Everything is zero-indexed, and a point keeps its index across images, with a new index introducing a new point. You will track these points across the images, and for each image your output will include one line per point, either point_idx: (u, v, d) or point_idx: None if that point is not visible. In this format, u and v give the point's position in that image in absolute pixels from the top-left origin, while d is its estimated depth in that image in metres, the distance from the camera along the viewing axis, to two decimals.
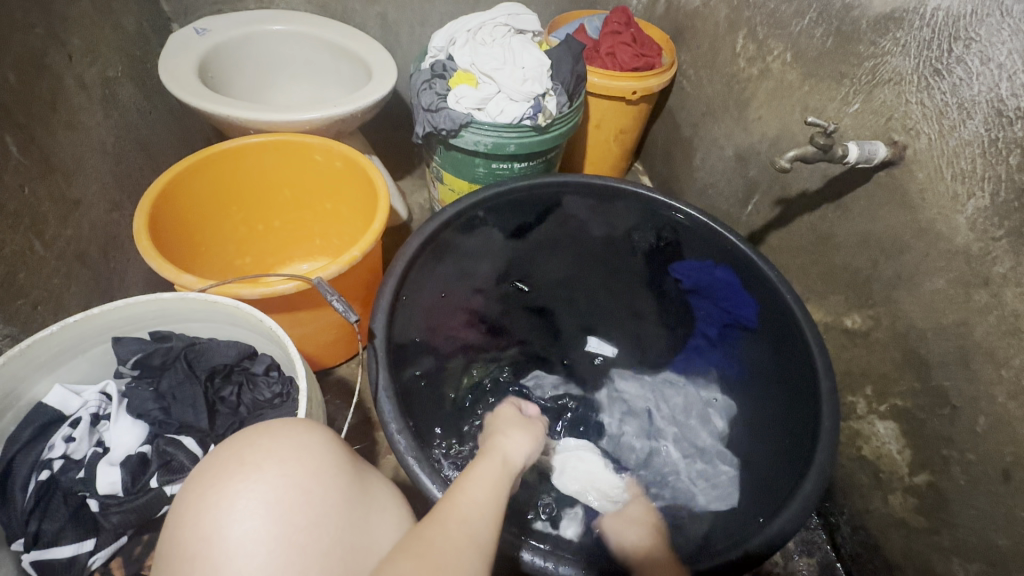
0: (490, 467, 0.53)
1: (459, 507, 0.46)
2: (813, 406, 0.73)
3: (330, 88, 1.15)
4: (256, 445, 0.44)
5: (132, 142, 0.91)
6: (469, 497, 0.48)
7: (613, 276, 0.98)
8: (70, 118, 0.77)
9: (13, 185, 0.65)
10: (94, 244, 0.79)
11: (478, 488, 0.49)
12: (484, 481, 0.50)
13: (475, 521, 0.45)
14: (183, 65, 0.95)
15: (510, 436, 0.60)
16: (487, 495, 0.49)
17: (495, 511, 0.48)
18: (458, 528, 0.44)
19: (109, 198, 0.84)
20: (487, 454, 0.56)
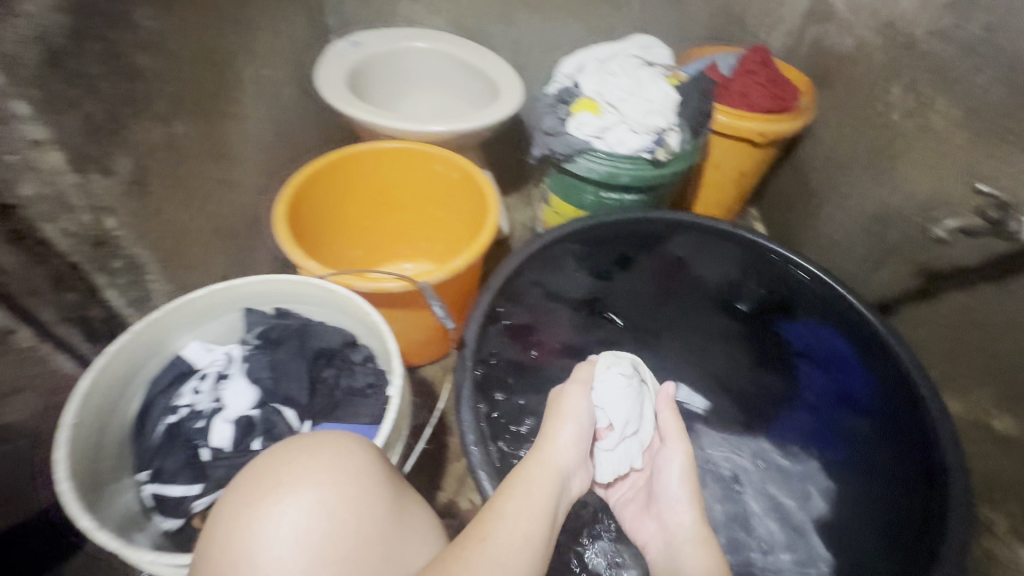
0: (537, 481, 0.53)
1: (494, 527, 0.47)
2: (937, 507, 0.64)
3: (456, 104, 1.22)
4: (295, 468, 0.46)
5: (284, 136, 1.03)
6: (495, 514, 0.49)
7: (712, 324, 0.93)
8: (241, 111, 0.88)
9: (191, 165, 0.76)
10: (240, 223, 0.89)
11: (512, 505, 0.50)
12: (522, 497, 0.51)
13: (510, 550, 0.45)
14: (335, 73, 1.06)
15: (555, 437, 0.60)
16: (518, 512, 0.49)
17: (532, 534, 0.48)
18: (489, 550, 0.45)
19: (258, 183, 0.94)
20: (531, 464, 0.56)
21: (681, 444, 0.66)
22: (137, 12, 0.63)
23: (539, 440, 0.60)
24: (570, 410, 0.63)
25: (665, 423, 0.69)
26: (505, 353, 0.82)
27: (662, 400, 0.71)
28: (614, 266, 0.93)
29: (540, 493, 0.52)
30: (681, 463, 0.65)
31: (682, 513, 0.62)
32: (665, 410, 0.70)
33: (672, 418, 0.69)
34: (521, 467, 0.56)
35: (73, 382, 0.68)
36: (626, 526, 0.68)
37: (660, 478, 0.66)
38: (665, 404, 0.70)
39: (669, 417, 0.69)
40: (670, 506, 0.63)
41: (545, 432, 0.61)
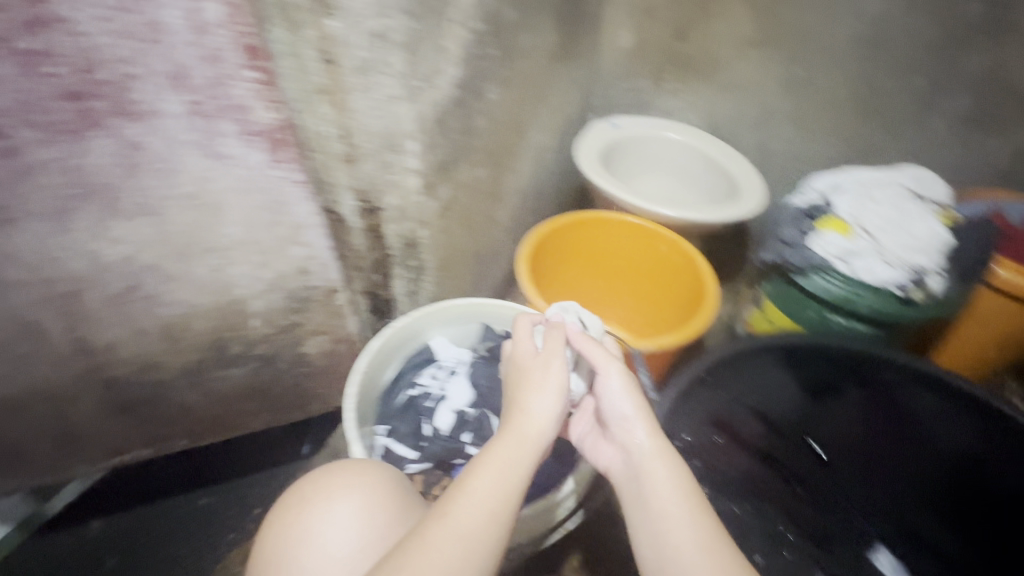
0: (510, 449, 0.57)
1: (471, 496, 0.53)
2: None
3: (688, 192, 1.30)
4: (340, 520, 0.58)
5: (535, 190, 1.22)
6: (476, 483, 0.54)
7: (930, 487, 0.88)
8: (517, 166, 1.08)
9: (478, 201, 0.96)
10: (487, 252, 1.08)
11: (487, 477, 0.55)
12: (500, 456, 0.56)
13: (473, 518, 0.52)
14: (592, 148, 1.22)
15: (530, 401, 0.62)
16: (501, 484, 0.55)
17: (499, 511, 0.53)
18: (464, 520, 0.51)
19: (508, 223, 1.13)
20: (507, 426, 0.60)
21: (614, 367, 0.68)
22: (488, 89, 0.85)
23: (517, 402, 0.62)
24: (529, 363, 0.67)
25: (589, 349, 0.71)
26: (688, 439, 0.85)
27: (573, 339, 0.72)
28: (824, 395, 0.92)
29: (515, 464, 0.56)
30: (625, 392, 0.67)
31: (631, 432, 0.65)
32: (590, 346, 0.71)
33: (593, 346, 0.71)
34: (500, 438, 0.58)
35: (353, 338, 0.91)
36: (587, 448, 0.74)
37: (604, 402, 0.68)
38: (581, 337, 0.72)
39: (594, 348, 0.71)
40: (615, 427, 0.67)
41: (522, 390, 0.64)
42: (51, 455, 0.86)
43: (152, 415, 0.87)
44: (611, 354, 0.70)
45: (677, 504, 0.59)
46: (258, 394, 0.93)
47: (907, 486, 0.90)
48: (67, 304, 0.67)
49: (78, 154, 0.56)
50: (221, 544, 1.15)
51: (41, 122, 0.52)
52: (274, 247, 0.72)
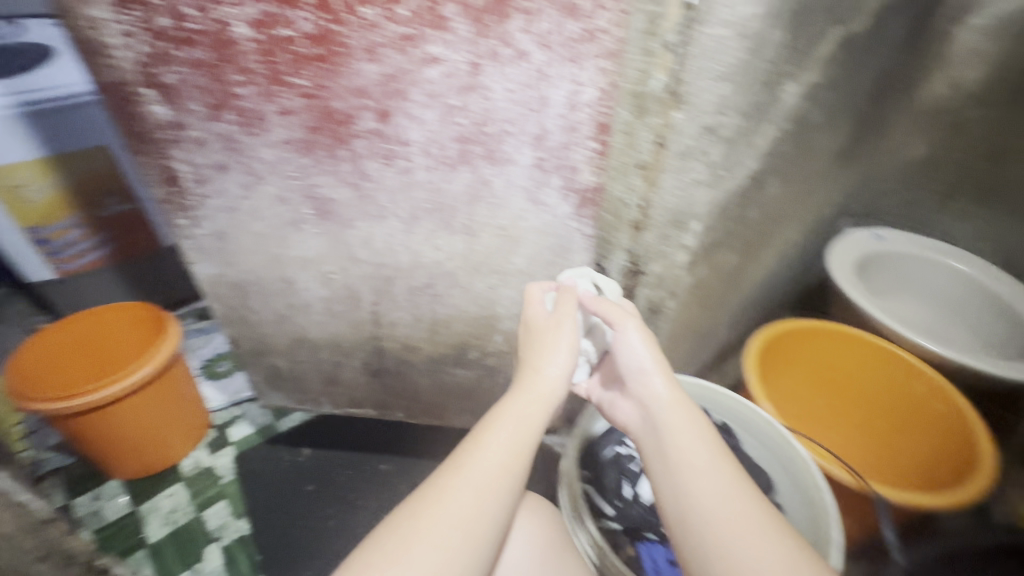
0: (526, 407, 0.62)
1: (488, 452, 0.57)
2: None
3: (958, 328, 1.14)
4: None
5: (768, 282, 1.17)
6: (495, 438, 0.58)
7: None
8: (763, 256, 1.06)
9: (721, 285, 0.96)
10: (708, 332, 1.07)
11: (502, 435, 0.59)
12: (514, 415, 0.61)
13: (485, 471, 0.55)
14: (849, 255, 1.13)
15: (544, 365, 0.65)
16: (513, 439, 0.59)
17: (506, 465, 0.56)
18: (480, 468, 0.55)
19: (734, 309, 1.11)
20: (517, 390, 0.64)
21: (631, 323, 0.65)
22: (772, 184, 0.86)
23: (527, 367, 0.66)
24: (543, 329, 0.68)
25: (606, 309, 0.68)
26: None
27: (587, 303, 0.69)
28: None
29: (524, 417, 0.61)
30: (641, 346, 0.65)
31: (643, 387, 0.65)
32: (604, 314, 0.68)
33: (610, 306, 0.68)
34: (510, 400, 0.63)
35: None
36: (606, 406, 0.72)
37: (621, 358, 0.67)
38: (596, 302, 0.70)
39: (611, 310, 0.68)
40: (636, 384, 0.65)
41: (532, 355, 0.67)
42: (316, 389, 1.08)
43: (392, 385, 1.04)
44: (628, 311, 0.68)
45: (704, 457, 0.57)
46: (471, 397, 1.05)
47: None
48: (383, 284, 0.86)
49: (446, 181, 0.71)
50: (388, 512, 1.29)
51: (434, 154, 0.69)
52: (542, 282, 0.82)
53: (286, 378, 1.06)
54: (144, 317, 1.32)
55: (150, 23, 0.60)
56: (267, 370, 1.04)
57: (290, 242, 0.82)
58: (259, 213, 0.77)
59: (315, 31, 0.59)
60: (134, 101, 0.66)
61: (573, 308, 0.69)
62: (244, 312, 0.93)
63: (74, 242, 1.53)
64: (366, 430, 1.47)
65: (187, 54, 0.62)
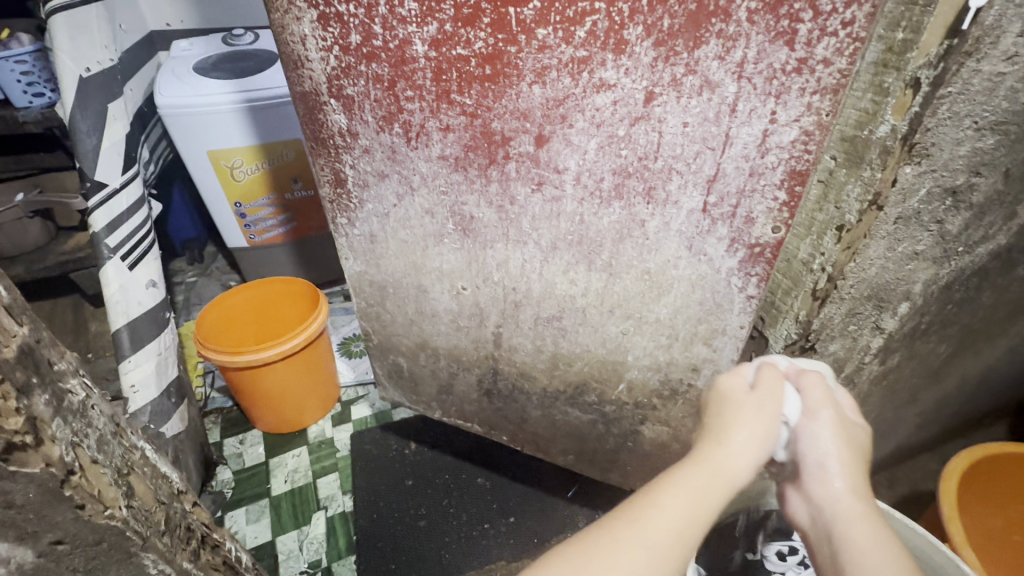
0: (706, 477, 0.48)
1: (660, 523, 0.45)
2: None
3: None
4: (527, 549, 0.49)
5: (983, 380, 0.92)
6: (668, 503, 0.46)
7: None
8: (984, 352, 0.82)
9: (918, 379, 0.76)
10: (885, 430, 0.87)
11: (681, 501, 0.46)
12: (693, 486, 0.47)
13: (656, 542, 0.44)
14: None
15: (738, 434, 0.50)
16: (685, 515, 0.46)
17: (681, 545, 0.45)
18: (655, 537, 0.44)
19: (927, 408, 0.88)
20: (699, 456, 0.49)
21: (827, 416, 0.51)
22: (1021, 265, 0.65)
23: (713, 431, 0.51)
24: (747, 400, 0.52)
25: (807, 390, 0.53)
26: None
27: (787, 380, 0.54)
28: None
29: (703, 492, 0.47)
30: (839, 443, 0.51)
31: (821, 484, 0.50)
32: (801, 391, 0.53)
33: (813, 388, 0.52)
34: (688, 465, 0.49)
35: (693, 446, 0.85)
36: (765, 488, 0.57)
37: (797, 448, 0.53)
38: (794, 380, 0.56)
39: (818, 392, 0.53)
40: (808, 477, 0.51)
41: (722, 420, 0.52)
42: (429, 394, 1.10)
43: (502, 407, 1.01)
44: (828, 398, 0.52)
45: None
46: (579, 440, 0.97)
47: None
48: (510, 308, 0.83)
49: (596, 215, 0.66)
50: (475, 529, 1.27)
51: (588, 185, 0.63)
52: (683, 337, 0.72)
53: (405, 379, 1.09)
54: (301, 292, 1.47)
55: (344, 39, 0.63)
56: (390, 367, 1.09)
57: (430, 254, 0.82)
58: (407, 223, 0.79)
59: (488, 51, 0.58)
60: (321, 109, 0.70)
61: (762, 381, 0.53)
62: (379, 311, 0.96)
63: (264, 219, 1.80)
64: (469, 438, 1.48)
65: (369, 69, 0.64)
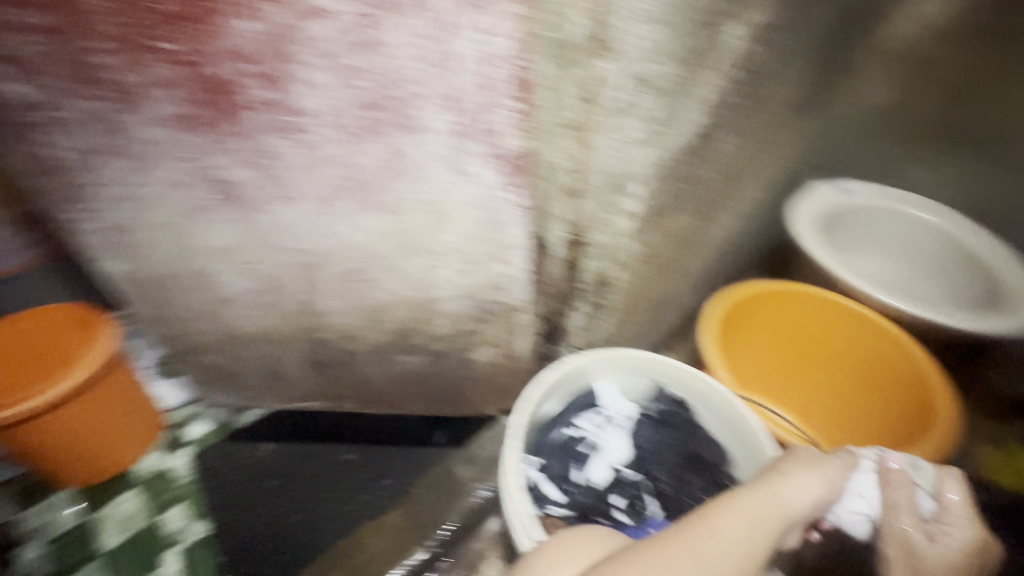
0: (756, 501, 0.55)
1: (718, 519, 0.53)
2: None
3: (921, 282, 1.13)
4: (583, 538, 0.58)
5: (731, 244, 1.14)
6: (736, 509, 0.53)
7: None
8: (723, 219, 1.01)
9: (676, 251, 0.91)
10: (668, 301, 1.03)
11: (734, 523, 0.52)
12: (751, 498, 0.55)
13: (718, 550, 0.50)
14: (819, 209, 1.11)
15: (793, 475, 0.60)
16: (756, 527, 0.53)
17: (731, 555, 0.50)
18: (715, 552, 0.50)
19: (696, 275, 1.07)
20: (761, 484, 0.58)
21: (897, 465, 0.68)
22: (721, 139, 0.80)
23: (777, 467, 0.61)
24: (805, 455, 0.63)
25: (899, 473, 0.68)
26: None
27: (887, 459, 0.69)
28: None
29: (768, 507, 0.55)
30: (928, 545, 0.63)
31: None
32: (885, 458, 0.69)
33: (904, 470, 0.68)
34: (749, 488, 0.56)
35: (520, 358, 0.92)
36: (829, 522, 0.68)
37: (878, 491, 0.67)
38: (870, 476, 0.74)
39: (898, 495, 0.66)
40: (885, 516, 0.66)
41: (790, 468, 0.61)
42: (259, 386, 1.02)
43: (338, 376, 0.98)
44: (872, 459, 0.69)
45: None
46: (423, 384, 0.99)
47: None
48: (308, 271, 0.79)
49: (357, 154, 0.64)
50: None
51: (339, 124, 0.61)
52: (478, 260, 0.76)
53: (226, 377, 0.99)
54: None
55: None
56: (205, 369, 0.98)
57: (198, 232, 0.74)
58: (155, 201, 0.69)
59: None
60: None
61: (832, 467, 0.64)
62: (166, 310, 0.85)
63: None
64: None
65: (35, 22, 0.53)
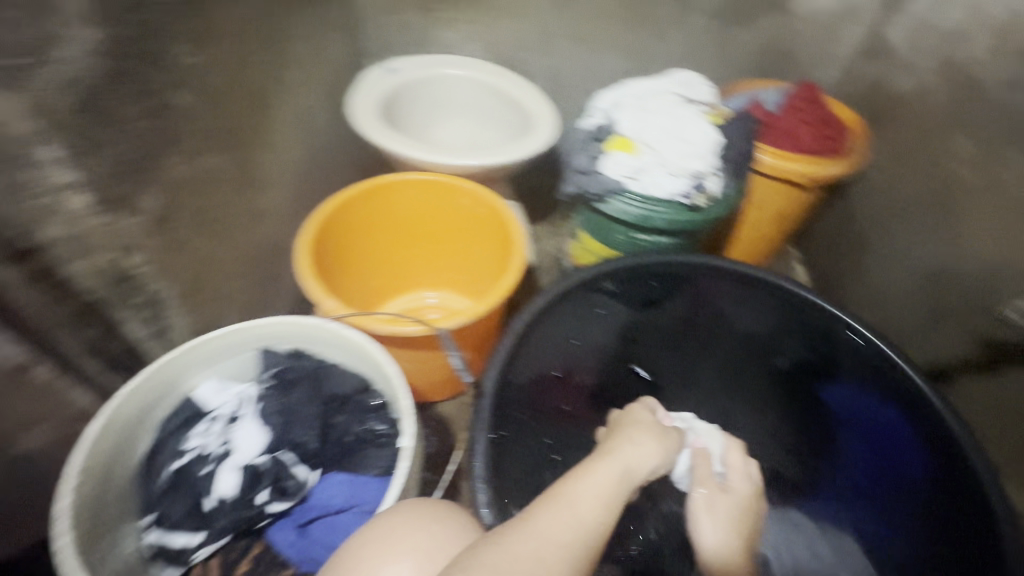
0: (606, 467, 0.56)
1: (579, 502, 0.51)
2: None
3: (490, 130, 1.19)
4: (429, 533, 0.51)
5: (315, 162, 1.04)
6: (587, 488, 0.53)
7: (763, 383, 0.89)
8: (273, 139, 0.89)
9: (218, 196, 0.76)
10: (265, 250, 0.91)
11: (591, 486, 0.53)
12: (605, 475, 0.55)
13: (585, 523, 0.49)
14: (371, 98, 1.07)
15: (636, 442, 0.63)
16: (604, 498, 0.53)
17: (599, 521, 0.51)
18: (583, 512, 0.50)
19: (286, 210, 0.96)
20: (614, 450, 0.60)
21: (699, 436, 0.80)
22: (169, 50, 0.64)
23: (614, 440, 0.63)
24: (650, 428, 0.67)
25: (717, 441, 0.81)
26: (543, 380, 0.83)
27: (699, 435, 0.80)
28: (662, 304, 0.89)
29: (617, 482, 0.55)
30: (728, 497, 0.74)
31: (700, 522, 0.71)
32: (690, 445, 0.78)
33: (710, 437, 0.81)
34: (608, 457, 0.58)
35: (92, 408, 0.69)
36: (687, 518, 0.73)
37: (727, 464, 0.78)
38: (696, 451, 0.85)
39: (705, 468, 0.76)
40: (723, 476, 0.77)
41: (628, 435, 0.64)
42: None
43: None
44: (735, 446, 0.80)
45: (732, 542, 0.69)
46: None
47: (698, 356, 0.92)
48: None
49: None
50: None
51: None
52: None
53: None
54: None
55: None
56: None
57: None
58: None
59: None
60: None
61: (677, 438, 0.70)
62: None
63: None
64: None
65: None
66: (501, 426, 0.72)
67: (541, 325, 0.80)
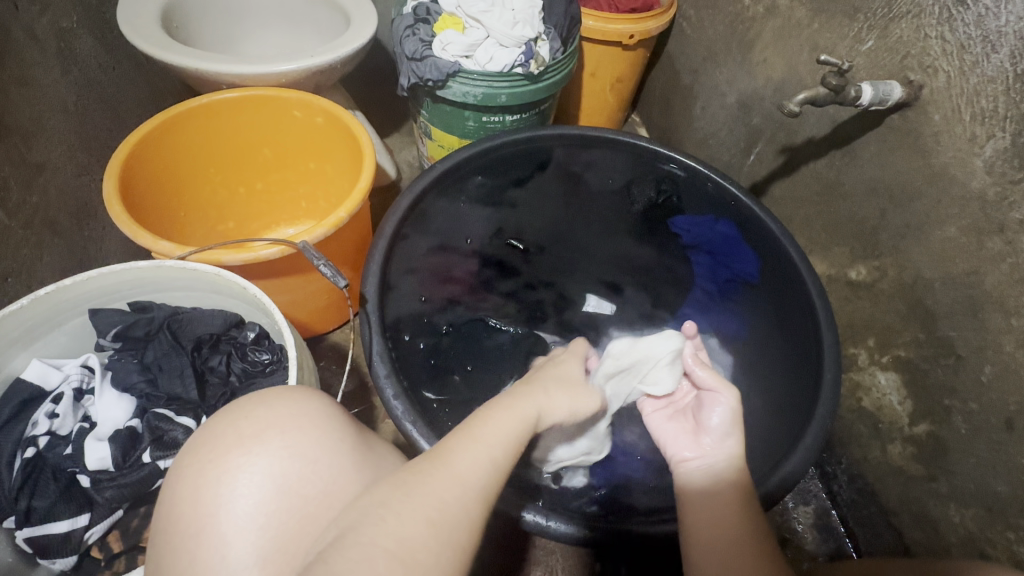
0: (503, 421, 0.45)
1: (452, 469, 0.39)
2: (812, 339, 0.73)
3: (307, 37, 1.07)
4: (251, 416, 0.42)
5: (97, 101, 0.87)
6: (477, 440, 0.42)
7: (625, 231, 0.96)
8: (23, 74, 0.72)
9: None
10: (64, 211, 0.77)
11: (479, 447, 0.42)
12: (503, 425, 0.45)
13: (469, 486, 0.39)
14: (144, 12, 0.88)
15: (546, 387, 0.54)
16: (502, 454, 0.43)
17: (487, 491, 0.40)
18: (467, 481, 0.39)
19: (77, 161, 0.81)
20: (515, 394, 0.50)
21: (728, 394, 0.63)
22: None
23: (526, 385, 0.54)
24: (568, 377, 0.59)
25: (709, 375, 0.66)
26: (424, 276, 0.83)
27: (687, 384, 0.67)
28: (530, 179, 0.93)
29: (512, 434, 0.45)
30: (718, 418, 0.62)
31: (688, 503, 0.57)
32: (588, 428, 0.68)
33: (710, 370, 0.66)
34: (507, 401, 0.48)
35: None
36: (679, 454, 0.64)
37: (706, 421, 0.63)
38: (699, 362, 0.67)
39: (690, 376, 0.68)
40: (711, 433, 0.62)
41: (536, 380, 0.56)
42: None
43: None
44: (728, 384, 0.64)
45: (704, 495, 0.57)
46: None
47: (565, 218, 0.97)
48: None
49: None
50: None
51: None
52: None
53: None
54: None
55: None
56: None
57: None
58: None
59: None
60: None
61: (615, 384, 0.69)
62: None
63: None
64: None
65: None
66: (387, 328, 0.71)
67: (410, 224, 0.79)
